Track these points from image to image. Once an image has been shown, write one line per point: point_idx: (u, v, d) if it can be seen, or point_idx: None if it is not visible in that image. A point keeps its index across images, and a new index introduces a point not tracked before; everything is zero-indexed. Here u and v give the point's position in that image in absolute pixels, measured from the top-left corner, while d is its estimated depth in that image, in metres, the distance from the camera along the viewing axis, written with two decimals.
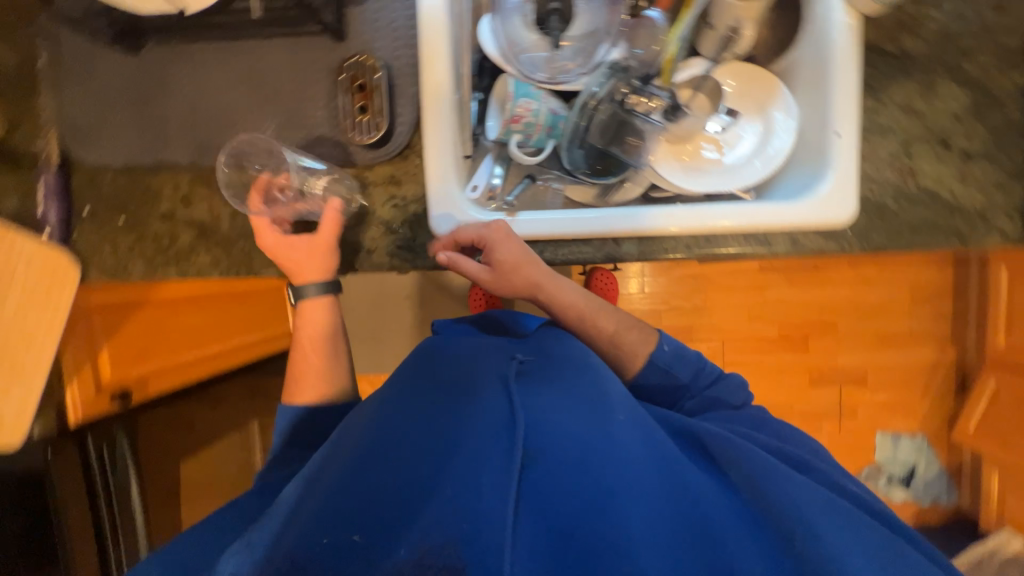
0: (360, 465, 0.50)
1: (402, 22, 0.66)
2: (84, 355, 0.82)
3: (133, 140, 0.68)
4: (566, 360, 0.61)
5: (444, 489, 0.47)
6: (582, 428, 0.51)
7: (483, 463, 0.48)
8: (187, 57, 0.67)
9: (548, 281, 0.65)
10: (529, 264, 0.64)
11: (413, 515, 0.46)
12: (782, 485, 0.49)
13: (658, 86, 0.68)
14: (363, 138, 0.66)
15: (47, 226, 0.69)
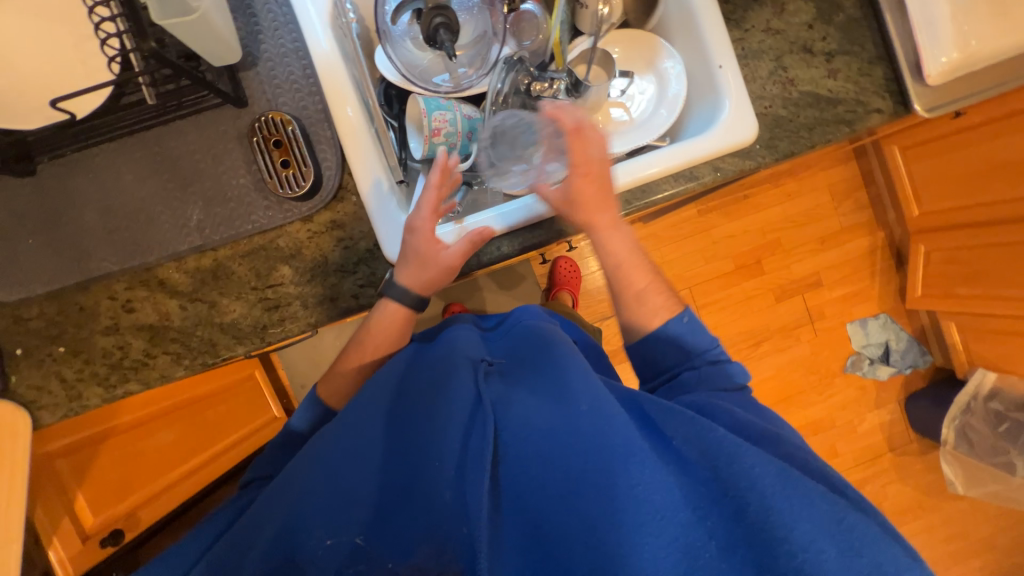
0: (342, 477, 0.54)
1: (299, 73, 0.67)
2: (59, 508, 0.83)
3: (51, 263, 0.65)
4: (536, 359, 0.63)
5: (427, 506, 0.52)
6: (552, 423, 0.52)
7: (455, 478, 0.51)
8: (89, 165, 0.65)
9: (609, 224, 0.65)
10: (604, 201, 0.64)
11: (394, 518, 0.52)
12: (738, 462, 0.47)
13: (554, 70, 0.74)
14: (294, 191, 0.66)
15: None
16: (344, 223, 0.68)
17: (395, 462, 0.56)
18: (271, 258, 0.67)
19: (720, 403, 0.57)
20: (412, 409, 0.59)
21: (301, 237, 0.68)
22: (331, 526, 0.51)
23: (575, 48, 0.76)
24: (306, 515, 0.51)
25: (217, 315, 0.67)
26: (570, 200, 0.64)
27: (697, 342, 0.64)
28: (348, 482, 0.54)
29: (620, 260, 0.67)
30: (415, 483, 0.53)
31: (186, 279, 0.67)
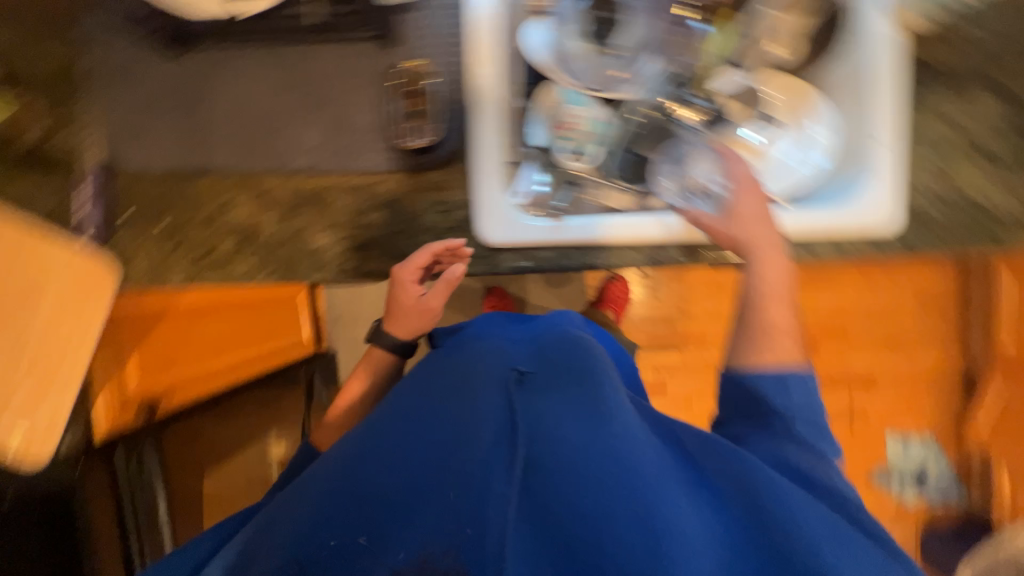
0: (358, 470, 0.51)
1: (450, 29, 0.67)
2: (112, 366, 0.87)
3: (174, 145, 0.68)
4: (569, 368, 0.62)
5: (433, 517, 0.47)
6: (584, 439, 0.52)
7: (473, 487, 0.47)
8: (232, 63, 0.68)
9: (768, 245, 0.61)
10: (763, 223, 0.62)
11: (401, 518, 0.47)
12: (782, 498, 0.48)
13: (695, 95, 0.71)
14: (414, 143, 0.66)
15: (87, 232, 0.68)
16: (447, 188, 0.69)
17: (406, 454, 0.51)
18: (369, 199, 0.68)
19: (774, 445, 0.56)
20: (433, 399, 0.58)
21: (401, 189, 0.68)
22: (336, 537, 0.46)
23: (722, 79, 0.71)
24: (322, 511, 0.48)
25: (305, 238, 0.69)
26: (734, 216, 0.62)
27: (804, 402, 0.58)
28: (359, 480, 0.50)
29: (769, 289, 0.61)
30: (422, 488, 0.49)
31: (286, 196, 0.69)
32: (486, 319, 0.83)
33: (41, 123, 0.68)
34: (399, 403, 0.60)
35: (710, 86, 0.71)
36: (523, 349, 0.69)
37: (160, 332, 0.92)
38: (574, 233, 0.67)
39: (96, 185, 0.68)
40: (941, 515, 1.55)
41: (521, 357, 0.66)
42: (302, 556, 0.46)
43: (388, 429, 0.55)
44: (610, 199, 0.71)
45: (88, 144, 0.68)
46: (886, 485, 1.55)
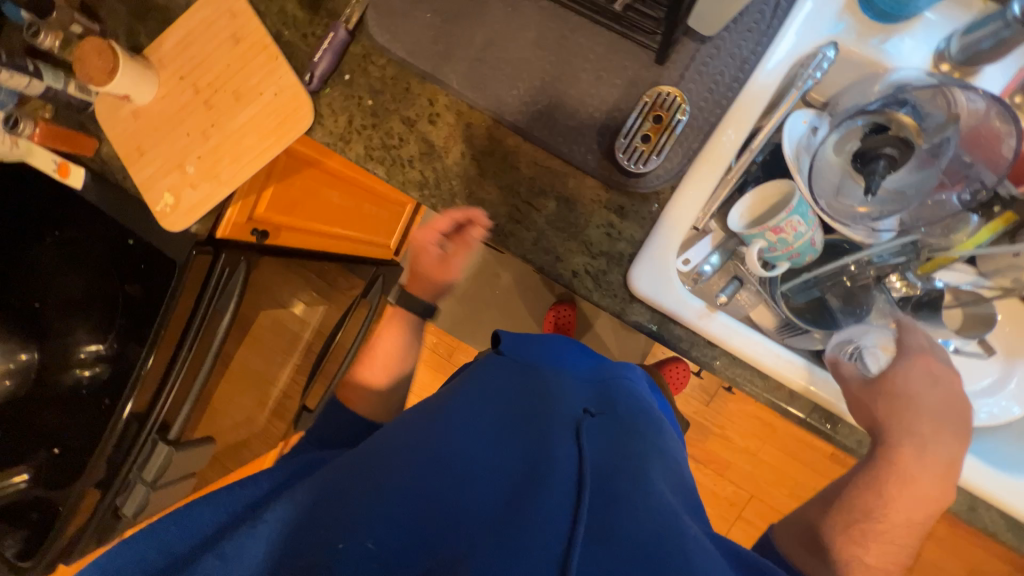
0: (396, 457, 0.50)
1: (727, 78, 0.63)
2: (256, 186, 0.88)
3: (422, 42, 0.70)
4: (630, 429, 0.59)
5: (467, 523, 0.44)
6: (642, 513, 0.45)
7: (510, 533, 0.42)
8: (513, 2, 0.69)
9: (924, 442, 0.54)
10: (914, 408, 0.56)
11: (442, 530, 0.43)
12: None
13: (915, 273, 0.64)
14: (629, 165, 0.63)
15: (311, 73, 0.72)
16: (626, 216, 0.66)
17: (447, 470, 0.48)
18: (552, 185, 0.68)
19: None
20: (494, 417, 0.55)
21: (584, 192, 0.67)
22: (381, 528, 0.44)
23: (948, 271, 0.66)
24: (365, 477, 0.49)
25: (476, 184, 0.70)
26: (880, 383, 0.58)
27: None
28: (397, 485, 0.47)
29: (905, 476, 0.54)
30: (460, 497, 0.46)
31: (484, 139, 0.70)
32: (570, 345, 0.76)
33: None
34: (453, 416, 0.55)
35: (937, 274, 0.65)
36: (593, 392, 0.66)
37: (300, 178, 1.02)
38: (717, 330, 0.63)
39: (342, 42, 0.71)
40: None
41: (592, 402, 0.63)
42: (337, 516, 0.45)
43: (443, 439, 0.51)
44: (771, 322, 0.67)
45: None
46: None
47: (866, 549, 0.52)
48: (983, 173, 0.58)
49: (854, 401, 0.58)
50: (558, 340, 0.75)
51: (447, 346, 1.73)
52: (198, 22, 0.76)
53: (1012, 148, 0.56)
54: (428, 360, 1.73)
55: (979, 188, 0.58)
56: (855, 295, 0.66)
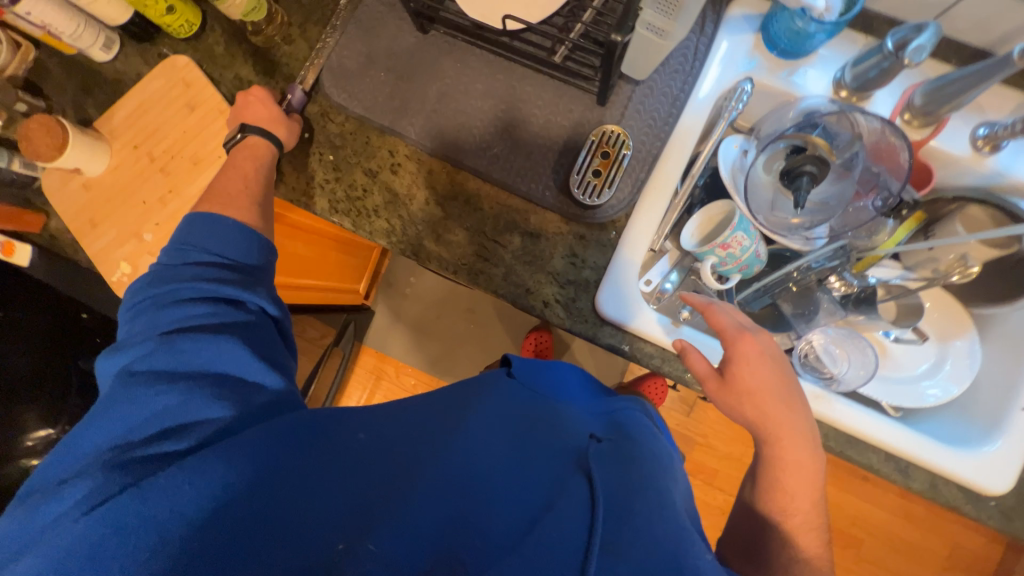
0: (423, 462, 0.48)
1: (663, 114, 0.69)
2: None
3: (377, 99, 0.74)
4: (642, 449, 0.58)
5: (491, 533, 0.43)
6: (662, 535, 0.44)
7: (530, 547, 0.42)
8: (461, 57, 0.73)
9: (778, 422, 0.58)
10: (772, 398, 0.59)
11: (453, 537, 0.43)
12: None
13: (851, 273, 0.71)
14: (584, 198, 0.68)
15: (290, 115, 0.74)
16: (587, 246, 0.70)
17: (472, 479, 0.47)
18: (515, 222, 0.71)
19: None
20: (521, 427, 0.55)
21: (547, 227, 0.71)
22: (401, 533, 0.43)
23: (879, 267, 0.73)
24: (382, 484, 0.46)
25: (441, 227, 0.72)
26: (730, 384, 0.60)
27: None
28: (431, 485, 0.46)
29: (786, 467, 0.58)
30: (483, 511, 0.45)
31: (445, 185, 0.73)
32: (570, 370, 0.76)
33: (282, 32, 0.76)
34: (481, 420, 0.54)
35: (870, 272, 0.73)
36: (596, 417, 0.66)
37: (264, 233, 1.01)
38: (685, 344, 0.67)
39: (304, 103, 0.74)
40: None
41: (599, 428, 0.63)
42: (359, 513, 0.44)
43: (473, 446, 0.50)
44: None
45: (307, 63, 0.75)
46: None
47: (800, 544, 0.56)
48: (888, 180, 0.65)
49: (725, 406, 0.61)
50: (560, 365, 0.76)
51: (428, 387, 1.71)
52: (151, 93, 0.76)
53: (908, 158, 0.63)
54: None
55: (887, 195, 0.65)
56: (800, 297, 0.72)
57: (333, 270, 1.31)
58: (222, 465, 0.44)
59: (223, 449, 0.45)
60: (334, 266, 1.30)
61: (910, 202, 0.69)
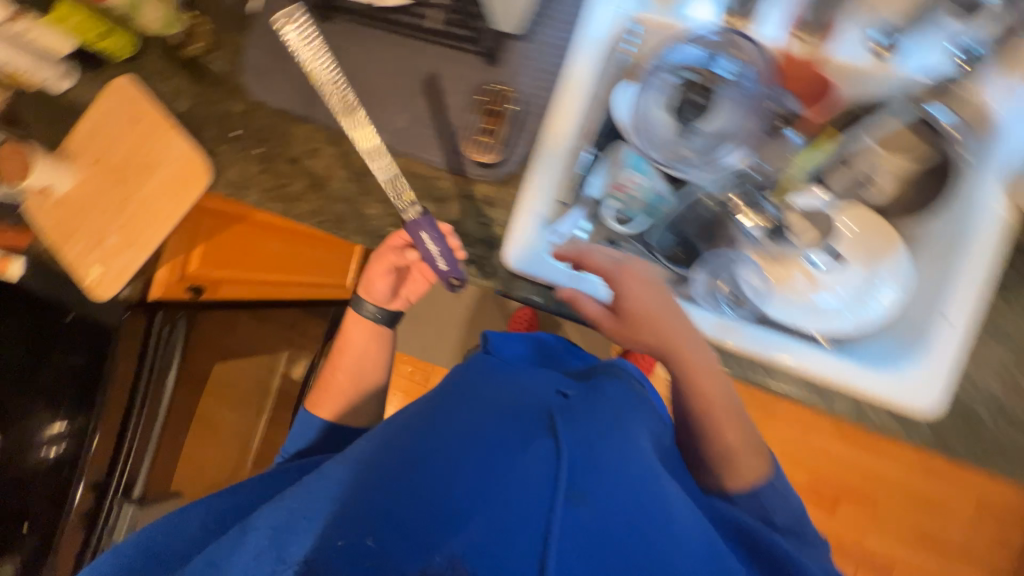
0: (402, 450, 0.52)
1: (550, 69, 0.71)
2: (183, 247, 0.95)
3: (295, 92, 0.79)
4: (613, 405, 0.60)
5: (465, 507, 0.46)
6: (626, 482, 0.50)
7: (506, 511, 0.45)
8: (364, 41, 0.77)
9: (679, 338, 0.63)
10: (663, 319, 0.63)
11: (423, 520, 0.45)
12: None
13: (771, 201, 0.67)
14: (480, 157, 0.71)
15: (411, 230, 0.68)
16: (494, 204, 0.72)
17: (434, 459, 0.50)
18: (424, 189, 0.74)
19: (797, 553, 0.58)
20: (468, 407, 0.57)
21: (455, 190, 0.73)
22: (384, 524, 0.45)
23: (801, 195, 0.68)
24: (359, 493, 0.48)
25: (361, 203, 0.76)
26: (623, 316, 0.64)
27: (784, 510, 0.64)
28: (409, 466, 0.49)
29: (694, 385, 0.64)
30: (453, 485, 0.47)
31: (360, 163, 0.77)
32: (540, 341, 0.81)
33: (207, 40, 0.83)
34: (433, 414, 0.57)
35: (792, 200, 0.68)
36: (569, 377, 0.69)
37: (236, 232, 1.06)
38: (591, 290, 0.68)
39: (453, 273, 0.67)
40: None
41: (571, 384, 0.66)
42: (348, 512, 0.47)
43: (429, 437, 0.53)
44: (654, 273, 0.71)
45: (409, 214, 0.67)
46: None
47: (727, 437, 0.65)
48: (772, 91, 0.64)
49: (627, 340, 0.65)
50: (539, 339, 0.81)
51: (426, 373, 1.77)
52: (102, 112, 0.85)
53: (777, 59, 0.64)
54: (412, 390, 1.78)
55: (778, 109, 0.65)
56: (715, 233, 0.70)
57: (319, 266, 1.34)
58: (205, 516, 0.59)
59: (206, 503, 0.60)
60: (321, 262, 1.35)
61: (790, 114, 0.65)
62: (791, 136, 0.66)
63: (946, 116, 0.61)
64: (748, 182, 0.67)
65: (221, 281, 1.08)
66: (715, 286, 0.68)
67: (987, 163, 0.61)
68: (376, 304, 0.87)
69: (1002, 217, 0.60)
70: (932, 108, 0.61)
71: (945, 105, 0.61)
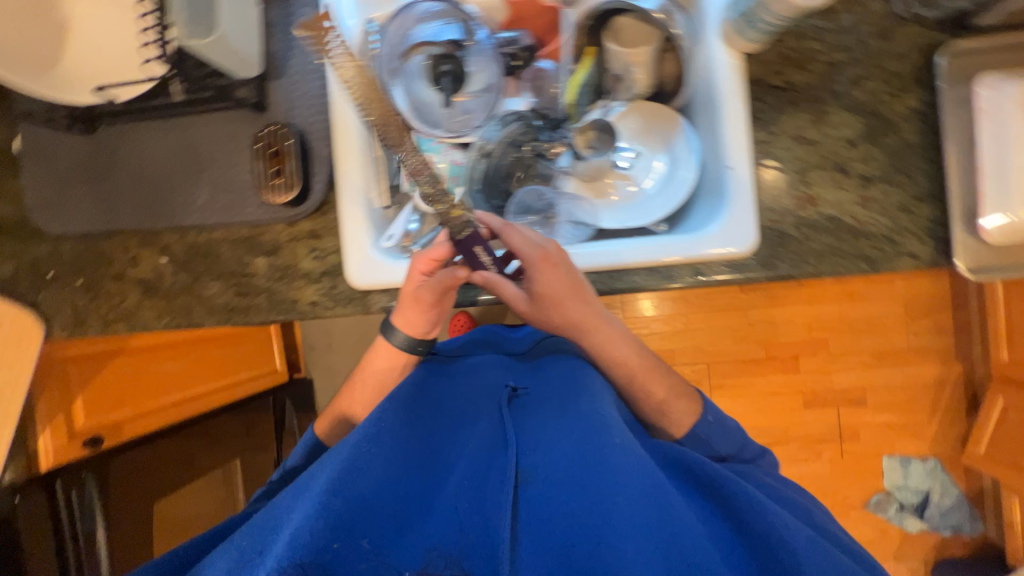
0: (397, 453, 0.56)
1: (316, 92, 0.72)
2: (58, 407, 0.92)
3: (90, 211, 0.76)
4: (561, 383, 0.70)
5: (447, 513, 0.54)
6: (575, 447, 0.57)
7: (484, 505, 0.54)
8: (135, 138, 0.75)
9: (587, 325, 0.68)
10: (573, 302, 0.65)
11: (414, 525, 0.52)
12: (763, 516, 0.51)
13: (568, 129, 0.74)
14: (281, 198, 0.70)
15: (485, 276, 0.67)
16: (321, 236, 0.73)
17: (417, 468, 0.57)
18: (251, 251, 0.74)
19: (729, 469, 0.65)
20: (441, 424, 0.66)
21: (280, 237, 0.74)
22: (378, 527, 0.49)
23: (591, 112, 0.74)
24: (342, 489, 0.49)
25: (198, 287, 0.76)
26: (540, 300, 0.66)
27: (727, 442, 0.71)
28: (404, 471, 0.54)
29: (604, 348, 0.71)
30: (436, 496, 0.56)
31: (182, 251, 0.76)
32: (476, 335, 0.90)
33: None
34: (404, 416, 0.62)
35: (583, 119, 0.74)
36: (513, 366, 0.78)
37: (117, 367, 1.03)
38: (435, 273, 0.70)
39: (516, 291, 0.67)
40: (951, 547, 1.56)
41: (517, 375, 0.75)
42: (336, 511, 0.48)
43: (407, 447, 0.59)
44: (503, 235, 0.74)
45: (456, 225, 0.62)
46: (885, 513, 1.55)
47: (656, 392, 0.71)
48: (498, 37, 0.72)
49: (545, 320, 0.70)
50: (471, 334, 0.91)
51: None
52: None
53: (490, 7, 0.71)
54: None
55: (513, 47, 0.71)
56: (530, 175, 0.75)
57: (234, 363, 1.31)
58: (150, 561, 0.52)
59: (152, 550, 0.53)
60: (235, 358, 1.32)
61: (522, 49, 0.72)
62: (543, 66, 0.72)
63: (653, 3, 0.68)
64: (532, 121, 0.73)
65: (125, 420, 1.04)
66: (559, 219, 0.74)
67: (702, 25, 0.67)
68: (410, 335, 0.73)
69: (735, 63, 0.65)
70: (641, 2, 0.68)
71: None
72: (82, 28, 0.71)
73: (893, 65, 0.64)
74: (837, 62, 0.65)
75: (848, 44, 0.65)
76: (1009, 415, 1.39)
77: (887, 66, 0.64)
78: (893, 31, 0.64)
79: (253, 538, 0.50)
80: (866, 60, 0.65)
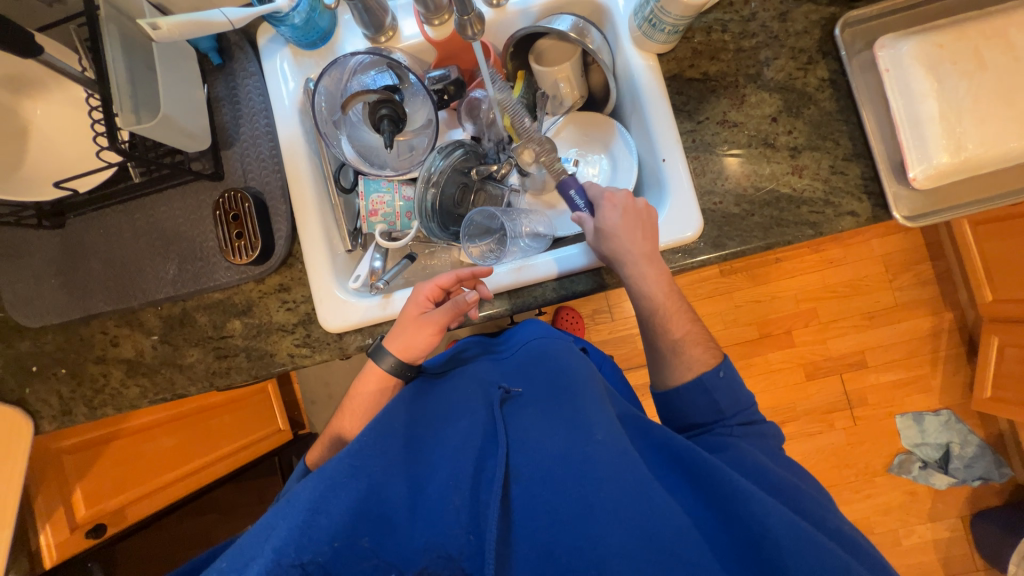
0: (375, 459, 0.52)
1: (266, 152, 0.75)
2: (56, 501, 0.93)
3: (62, 299, 0.77)
4: (556, 381, 0.63)
5: (436, 516, 0.48)
6: (563, 448, 0.52)
7: (474, 508, 0.49)
8: (101, 222, 0.76)
9: (640, 257, 0.63)
10: (636, 230, 0.64)
11: (397, 526, 0.48)
12: (750, 504, 0.46)
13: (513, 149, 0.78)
14: (245, 259, 0.72)
15: (578, 214, 0.69)
16: (290, 288, 0.76)
17: (400, 468, 0.52)
18: (226, 313, 0.76)
19: (739, 443, 0.59)
20: (430, 429, 0.59)
21: (253, 296, 0.76)
22: (360, 523, 0.46)
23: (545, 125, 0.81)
24: (323, 507, 0.47)
25: (178, 357, 0.77)
26: (600, 230, 0.65)
27: (731, 401, 0.64)
28: (361, 476, 0.50)
29: (659, 306, 0.65)
30: (421, 494, 0.51)
31: (158, 323, 0.78)
32: (470, 341, 0.85)
33: None
34: (386, 424, 0.57)
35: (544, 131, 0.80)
36: (508, 368, 0.70)
37: (113, 454, 1.02)
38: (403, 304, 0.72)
39: (592, 224, 0.67)
40: (981, 497, 1.53)
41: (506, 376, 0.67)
42: (315, 527, 0.45)
43: (398, 452, 0.54)
44: (470, 252, 0.74)
45: (559, 174, 0.71)
46: (910, 474, 1.52)
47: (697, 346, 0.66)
48: (428, 75, 0.75)
49: (609, 254, 0.65)
50: (456, 346, 0.84)
51: None
52: None
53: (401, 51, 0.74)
54: None
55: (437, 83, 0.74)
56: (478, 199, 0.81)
57: (235, 426, 1.26)
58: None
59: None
60: (240, 421, 1.27)
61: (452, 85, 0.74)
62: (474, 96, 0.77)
63: (568, 22, 0.69)
64: (473, 148, 0.79)
65: (126, 505, 1.03)
66: (513, 235, 0.75)
67: (616, 36, 0.72)
68: (399, 357, 0.68)
69: (652, 65, 0.70)
70: (556, 25, 0.69)
71: (563, 15, 0.70)
72: (42, 130, 0.75)
73: (795, 43, 0.68)
74: (744, 49, 0.69)
75: (752, 32, 0.69)
76: (1006, 353, 1.40)
77: (790, 45, 0.68)
78: (791, 12, 0.69)
79: (238, 553, 0.47)
80: (772, 42, 0.69)
